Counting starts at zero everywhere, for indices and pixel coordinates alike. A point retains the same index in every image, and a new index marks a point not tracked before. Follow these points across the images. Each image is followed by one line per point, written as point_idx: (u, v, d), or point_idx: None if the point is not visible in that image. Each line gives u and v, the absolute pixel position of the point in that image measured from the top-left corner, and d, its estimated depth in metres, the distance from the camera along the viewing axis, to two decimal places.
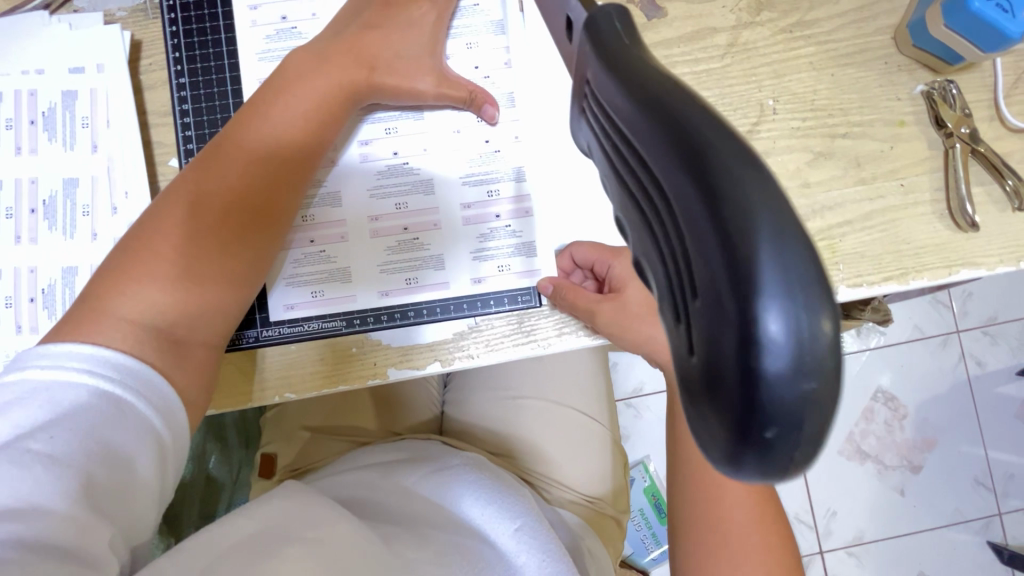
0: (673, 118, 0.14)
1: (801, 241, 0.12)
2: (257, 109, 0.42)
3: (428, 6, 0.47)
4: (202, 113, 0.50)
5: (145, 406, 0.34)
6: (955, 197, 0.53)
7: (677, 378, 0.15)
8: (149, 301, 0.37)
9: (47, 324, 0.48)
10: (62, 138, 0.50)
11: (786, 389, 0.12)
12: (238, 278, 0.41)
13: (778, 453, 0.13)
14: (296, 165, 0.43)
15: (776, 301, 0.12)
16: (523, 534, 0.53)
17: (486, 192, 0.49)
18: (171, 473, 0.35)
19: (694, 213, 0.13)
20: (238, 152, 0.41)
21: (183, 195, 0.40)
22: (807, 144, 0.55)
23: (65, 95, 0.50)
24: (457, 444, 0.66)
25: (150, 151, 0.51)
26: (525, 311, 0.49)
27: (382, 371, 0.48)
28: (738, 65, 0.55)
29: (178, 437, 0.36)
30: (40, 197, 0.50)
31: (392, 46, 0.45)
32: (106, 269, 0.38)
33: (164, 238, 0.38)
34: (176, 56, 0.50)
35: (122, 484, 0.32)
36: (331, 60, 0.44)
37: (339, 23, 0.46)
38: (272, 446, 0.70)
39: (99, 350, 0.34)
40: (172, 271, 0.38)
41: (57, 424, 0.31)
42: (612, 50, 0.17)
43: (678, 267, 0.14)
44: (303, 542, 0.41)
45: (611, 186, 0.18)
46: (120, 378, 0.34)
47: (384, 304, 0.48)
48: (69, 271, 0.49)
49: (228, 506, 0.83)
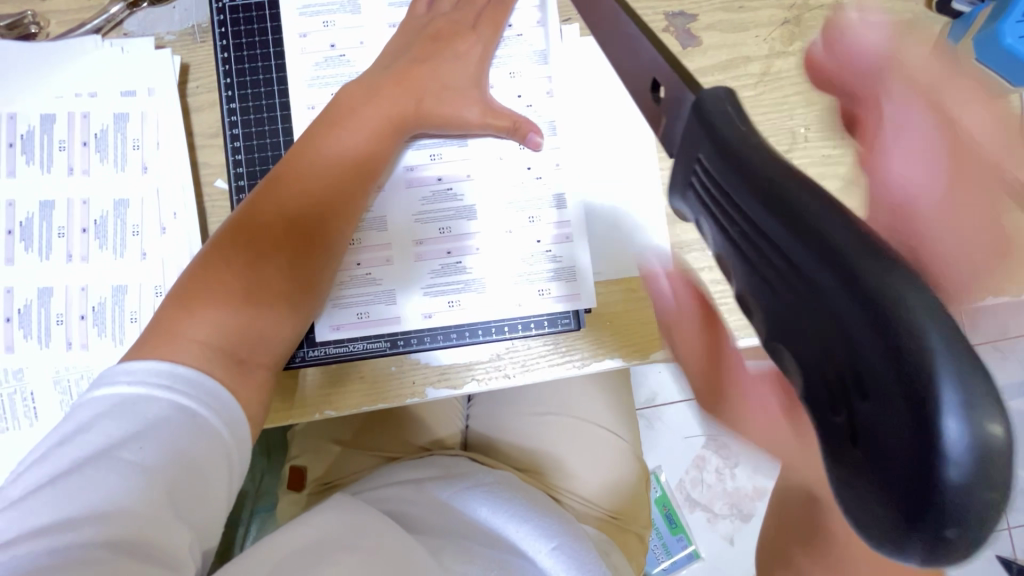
0: (826, 243, 0.17)
1: (966, 360, 0.16)
2: (321, 141, 0.45)
3: (474, 40, 0.50)
4: (252, 137, 0.52)
5: (216, 419, 0.36)
6: None
7: (829, 453, 0.18)
8: (226, 325, 0.39)
9: (97, 341, 0.50)
10: (113, 159, 0.51)
11: (963, 490, 0.16)
12: (305, 303, 0.44)
13: (949, 543, 0.16)
14: (353, 195, 0.45)
15: (955, 415, 0.15)
16: (561, 553, 0.54)
17: (528, 218, 0.50)
18: (236, 482, 0.37)
19: (863, 338, 0.16)
20: (298, 182, 0.44)
21: (249, 224, 0.42)
22: (837, 171, 0.56)
23: (116, 116, 0.51)
24: (484, 460, 0.66)
25: (197, 171, 0.52)
26: (563, 333, 0.50)
27: (420, 391, 0.49)
28: (770, 94, 0.57)
29: (245, 450, 0.38)
30: (91, 217, 0.51)
31: (439, 80, 0.49)
32: (174, 293, 0.40)
33: (239, 264, 0.41)
34: (227, 81, 0.52)
35: (199, 495, 0.34)
36: (388, 95, 0.47)
37: (390, 56, 0.50)
38: (302, 458, 0.72)
39: (176, 364, 0.36)
40: (241, 297, 0.40)
41: (142, 434, 0.33)
42: (730, 141, 0.20)
43: (841, 373, 0.17)
44: (358, 551, 0.43)
45: (737, 270, 0.21)
46: (195, 392, 0.36)
47: (428, 325, 0.49)
48: (119, 289, 0.50)
49: (252, 514, 0.85)
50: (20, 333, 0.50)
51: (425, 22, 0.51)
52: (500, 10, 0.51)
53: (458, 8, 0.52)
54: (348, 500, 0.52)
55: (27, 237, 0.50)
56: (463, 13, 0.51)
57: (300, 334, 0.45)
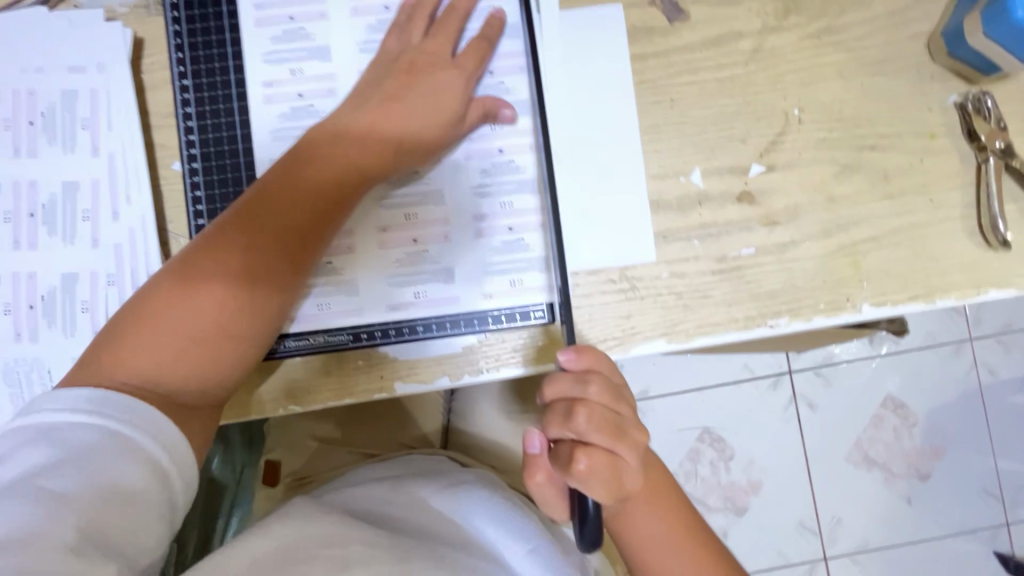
0: None
1: None
2: (270, 191, 0.45)
3: (453, 72, 0.47)
4: (206, 116, 0.49)
5: (140, 434, 0.39)
6: (986, 214, 0.51)
7: None
8: (156, 367, 0.42)
9: (46, 332, 0.47)
10: (61, 140, 0.48)
11: None
12: (236, 354, 0.44)
13: None
14: (293, 241, 0.44)
15: None
16: (536, 556, 0.53)
17: (499, 203, 0.48)
18: (172, 487, 0.40)
19: None
20: (240, 226, 0.44)
21: (189, 266, 0.43)
22: (833, 156, 0.52)
23: (64, 94, 0.48)
24: (461, 458, 0.66)
25: (152, 153, 0.49)
26: (538, 328, 0.48)
27: (388, 385, 0.48)
28: (763, 72, 0.52)
29: (185, 467, 0.41)
30: (39, 201, 0.48)
31: (410, 112, 0.46)
32: (123, 324, 0.44)
33: (173, 311, 0.43)
34: (179, 56, 0.49)
35: (125, 514, 0.37)
36: (347, 146, 0.46)
37: (359, 94, 0.47)
38: (275, 454, 0.70)
39: (106, 393, 0.40)
40: (175, 339, 0.43)
41: (63, 461, 0.37)
42: None
43: None
44: (323, 560, 0.43)
45: None
46: (122, 417, 0.39)
47: (392, 317, 0.48)
48: (69, 277, 0.48)
49: (230, 516, 0.80)
50: None
51: (399, 53, 0.48)
52: (483, 44, 0.48)
53: (432, 35, 0.48)
54: (307, 510, 0.50)
55: None
56: (438, 41, 0.48)
57: (249, 366, 0.46)
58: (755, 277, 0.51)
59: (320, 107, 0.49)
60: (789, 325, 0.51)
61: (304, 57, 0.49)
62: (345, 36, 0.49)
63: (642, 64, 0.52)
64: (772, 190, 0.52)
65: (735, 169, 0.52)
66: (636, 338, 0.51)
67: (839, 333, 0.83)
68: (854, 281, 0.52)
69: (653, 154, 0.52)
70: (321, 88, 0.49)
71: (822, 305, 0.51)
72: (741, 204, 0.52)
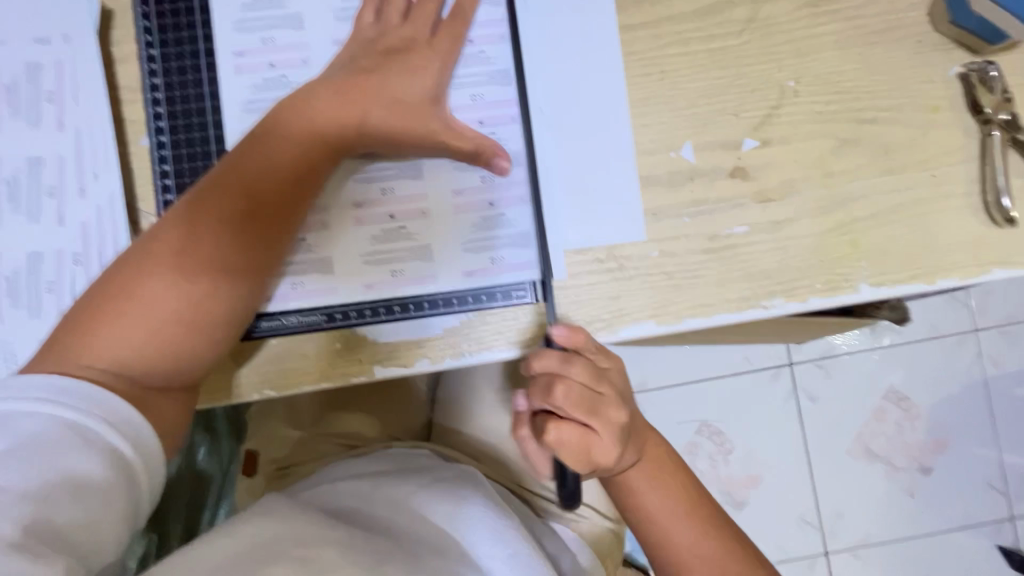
0: None
1: None
2: (243, 169, 0.43)
3: (430, 54, 0.46)
4: (174, 87, 0.47)
5: (104, 425, 0.38)
6: (991, 189, 0.49)
7: None
8: (124, 353, 0.40)
9: (11, 313, 0.46)
10: (26, 114, 0.47)
11: None
12: (209, 339, 0.42)
13: None
14: (267, 222, 0.43)
15: None
16: (518, 560, 0.51)
17: (479, 178, 0.47)
18: (137, 480, 0.39)
19: None
20: (209, 206, 0.42)
21: (155, 247, 0.42)
22: (831, 130, 0.50)
23: (29, 67, 0.47)
24: (444, 452, 0.64)
25: (120, 129, 0.47)
26: (520, 306, 0.47)
27: (367, 369, 0.47)
28: (757, 43, 0.50)
29: (149, 457, 0.40)
30: (3, 177, 0.46)
31: (387, 94, 0.45)
32: (87, 310, 0.42)
33: (140, 296, 0.41)
34: (146, 26, 0.47)
35: (80, 505, 0.36)
36: (320, 126, 0.44)
37: (332, 71, 0.46)
38: (254, 443, 0.68)
39: (66, 380, 0.38)
40: (143, 324, 0.41)
41: (16, 450, 0.35)
42: None
43: None
44: (291, 562, 0.43)
45: None
46: (81, 405, 0.38)
47: (369, 296, 0.47)
48: (34, 256, 0.46)
49: (214, 511, 0.78)
50: None
51: (375, 31, 0.47)
52: (461, 24, 0.47)
53: (410, 17, 0.47)
54: (281, 510, 0.49)
55: None
56: (416, 23, 0.47)
57: (222, 353, 0.44)
58: (748, 257, 0.49)
59: (293, 77, 0.47)
60: (784, 306, 0.49)
61: (275, 27, 0.47)
62: (319, 5, 0.47)
63: (631, 35, 0.50)
64: (767, 165, 0.50)
65: (728, 143, 0.50)
66: (624, 320, 0.49)
67: (839, 322, 0.81)
68: (852, 260, 0.49)
69: (642, 128, 0.50)
70: (294, 58, 0.47)
71: (819, 285, 0.49)
72: (733, 180, 0.50)
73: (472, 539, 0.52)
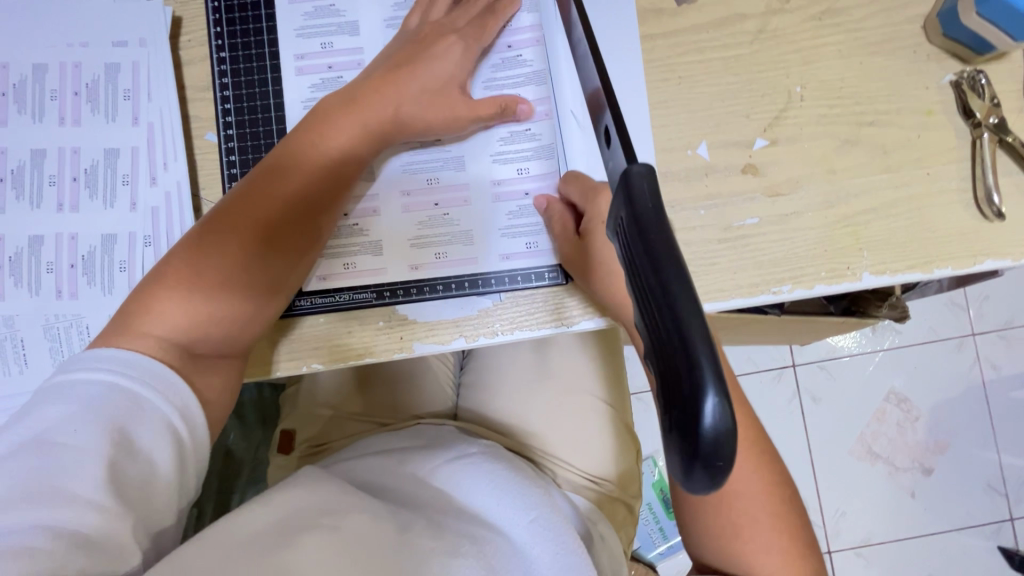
0: (658, 268, 0.21)
1: (710, 351, 0.19)
2: (290, 160, 0.48)
3: (459, 43, 0.51)
4: (241, 87, 0.52)
5: (152, 393, 0.41)
6: (982, 187, 0.54)
7: (665, 414, 0.20)
8: (185, 330, 0.44)
9: (86, 289, 0.50)
10: (104, 110, 0.51)
11: (718, 424, 0.19)
12: (260, 317, 0.47)
13: (715, 472, 0.19)
14: (310, 206, 0.47)
15: (714, 388, 0.19)
16: (537, 525, 0.54)
17: (516, 171, 0.52)
18: (186, 443, 0.41)
19: (690, 334, 0.19)
20: (260, 194, 0.46)
21: (208, 230, 0.46)
22: (835, 131, 0.55)
23: (108, 67, 0.52)
24: (470, 429, 0.69)
25: (188, 124, 0.52)
26: (553, 288, 0.51)
27: (407, 345, 0.51)
28: (767, 52, 0.55)
29: (195, 427, 0.42)
30: (82, 166, 0.51)
31: (419, 83, 0.50)
32: (143, 290, 0.45)
33: (197, 277, 0.45)
34: (217, 31, 0.52)
35: (135, 472, 0.39)
36: (362, 127, 0.49)
37: (372, 70, 0.51)
38: (291, 422, 0.74)
39: (123, 355, 0.42)
40: (193, 298, 0.44)
41: (77, 417, 0.38)
42: (637, 203, 0.23)
43: (671, 366, 0.20)
44: (324, 529, 0.46)
45: (625, 253, 0.24)
46: (137, 376, 0.41)
47: (414, 278, 0.51)
48: (109, 238, 0.51)
49: (245, 491, 0.83)
50: (11, 281, 0.50)
51: (414, 32, 0.52)
52: (491, 19, 0.52)
53: (441, 13, 0.52)
54: (319, 479, 0.53)
55: (18, 185, 0.51)
56: (447, 17, 0.52)
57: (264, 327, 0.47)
58: (759, 246, 0.54)
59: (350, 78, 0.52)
60: (791, 292, 0.54)
61: (334, 32, 0.52)
62: (373, 13, 0.53)
63: (652, 45, 0.55)
64: (775, 163, 0.54)
65: (740, 142, 0.54)
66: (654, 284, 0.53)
67: (840, 321, 0.85)
68: (853, 250, 0.54)
69: (661, 129, 0.54)
70: (351, 61, 0.52)
71: (824, 274, 0.54)
72: (745, 176, 0.54)
73: (493, 511, 0.55)
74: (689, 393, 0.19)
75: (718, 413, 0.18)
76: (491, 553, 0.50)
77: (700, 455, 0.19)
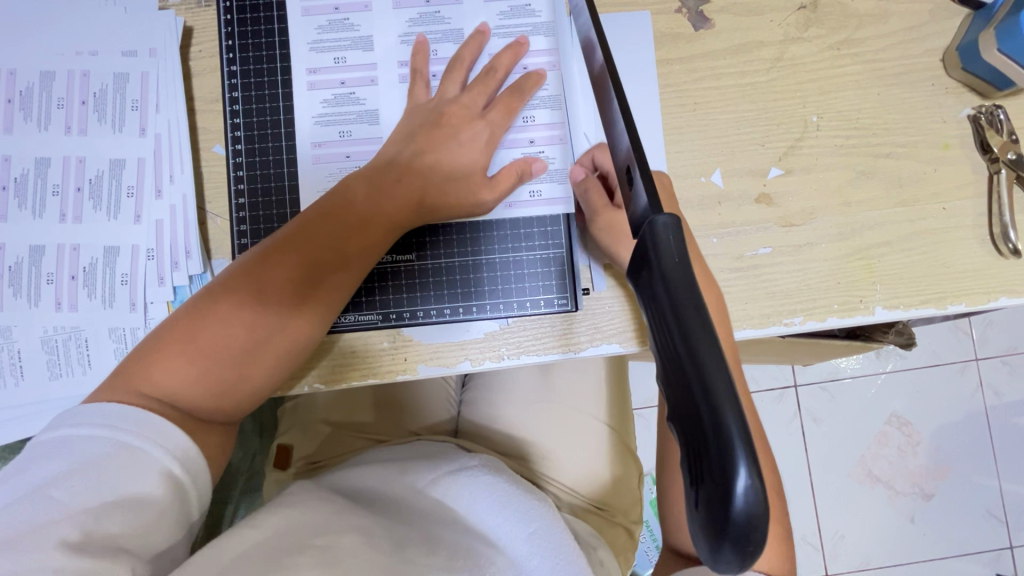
0: (684, 330, 0.20)
1: (741, 425, 0.18)
2: (311, 222, 0.46)
3: (486, 124, 0.49)
4: (251, 102, 0.51)
5: (137, 434, 0.38)
6: (997, 223, 0.53)
7: (691, 486, 0.20)
8: (190, 390, 0.42)
9: (86, 302, 0.49)
10: (111, 120, 0.51)
11: (749, 505, 0.18)
12: (256, 385, 0.44)
13: (745, 550, 0.19)
14: (322, 274, 0.45)
15: (745, 465, 0.18)
16: (538, 539, 0.53)
17: (527, 141, 0.51)
18: (176, 479, 0.39)
19: (719, 408, 0.19)
20: (276, 254, 0.44)
21: (225, 287, 0.44)
22: (850, 162, 0.54)
23: (115, 77, 0.51)
24: (470, 446, 0.67)
25: (195, 135, 0.51)
26: (562, 314, 0.51)
27: (411, 366, 0.50)
28: (784, 80, 0.55)
29: (197, 474, 0.41)
30: (86, 176, 0.50)
31: (444, 166, 0.48)
32: (152, 340, 0.43)
33: (204, 335, 0.42)
34: (228, 44, 0.51)
35: (134, 521, 0.37)
36: (385, 193, 0.47)
37: (393, 147, 0.49)
38: (288, 438, 0.73)
39: (110, 405, 0.39)
40: (197, 361, 0.42)
41: (74, 472, 0.36)
42: (662, 254, 0.22)
43: (698, 439, 0.19)
44: (315, 550, 0.44)
45: (648, 305, 0.23)
46: (122, 422, 0.39)
47: (421, 301, 0.50)
48: (112, 250, 0.50)
49: (237, 508, 0.82)
50: (10, 291, 0.49)
51: (433, 105, 0.50)
52: (516, 99, 0.50)
53: (468, 87, 0.50)
54: (310, 502, 0.51)
55: (20, 194, 0.50)
56: (474, 94, 0.50)
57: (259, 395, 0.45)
58: (770, 277, 0.53)
59: (362, 95, 0.51)
60: (803, 324, 0.53)
61: (348, 47, 0.51)
62: (388, 29, 0.52)
63: (667, 69, 0.54)
64: (788, 193, 0.54)
65: (753, 171, 0.54)
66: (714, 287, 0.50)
67: (846, 344, 0.84)
68: (866, 284, 0.53)
69: (675, 155, 0.54)
70: (363, 78, 0.51)
71: (837, 306, 0.53)
72: (759, 205, 0.53)
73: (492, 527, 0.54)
74: (718, 469, 0.18)
75: (748, 492, 0.18)
76: (486, 567, 0.49)
77: (730, 534, 0.18)
